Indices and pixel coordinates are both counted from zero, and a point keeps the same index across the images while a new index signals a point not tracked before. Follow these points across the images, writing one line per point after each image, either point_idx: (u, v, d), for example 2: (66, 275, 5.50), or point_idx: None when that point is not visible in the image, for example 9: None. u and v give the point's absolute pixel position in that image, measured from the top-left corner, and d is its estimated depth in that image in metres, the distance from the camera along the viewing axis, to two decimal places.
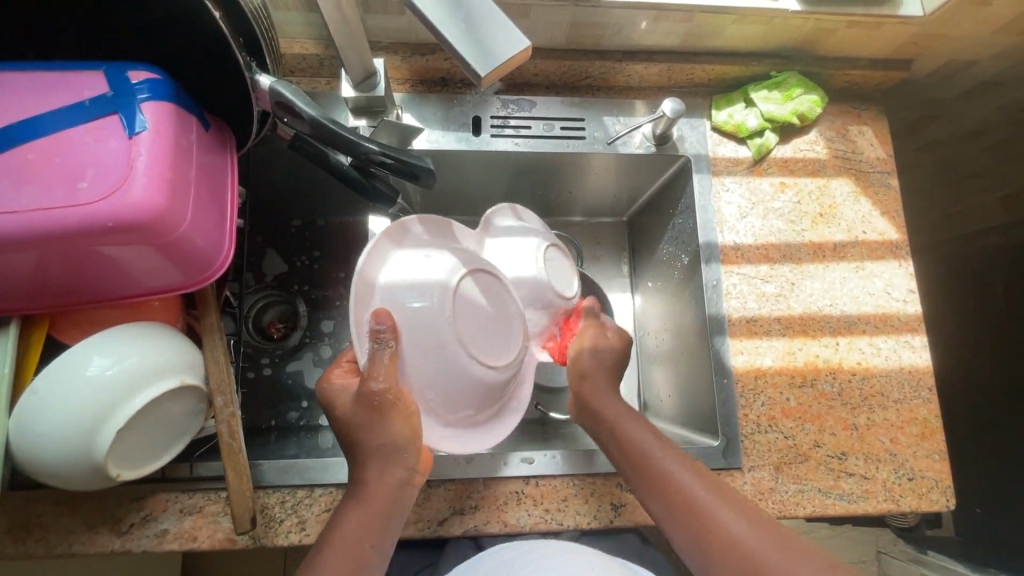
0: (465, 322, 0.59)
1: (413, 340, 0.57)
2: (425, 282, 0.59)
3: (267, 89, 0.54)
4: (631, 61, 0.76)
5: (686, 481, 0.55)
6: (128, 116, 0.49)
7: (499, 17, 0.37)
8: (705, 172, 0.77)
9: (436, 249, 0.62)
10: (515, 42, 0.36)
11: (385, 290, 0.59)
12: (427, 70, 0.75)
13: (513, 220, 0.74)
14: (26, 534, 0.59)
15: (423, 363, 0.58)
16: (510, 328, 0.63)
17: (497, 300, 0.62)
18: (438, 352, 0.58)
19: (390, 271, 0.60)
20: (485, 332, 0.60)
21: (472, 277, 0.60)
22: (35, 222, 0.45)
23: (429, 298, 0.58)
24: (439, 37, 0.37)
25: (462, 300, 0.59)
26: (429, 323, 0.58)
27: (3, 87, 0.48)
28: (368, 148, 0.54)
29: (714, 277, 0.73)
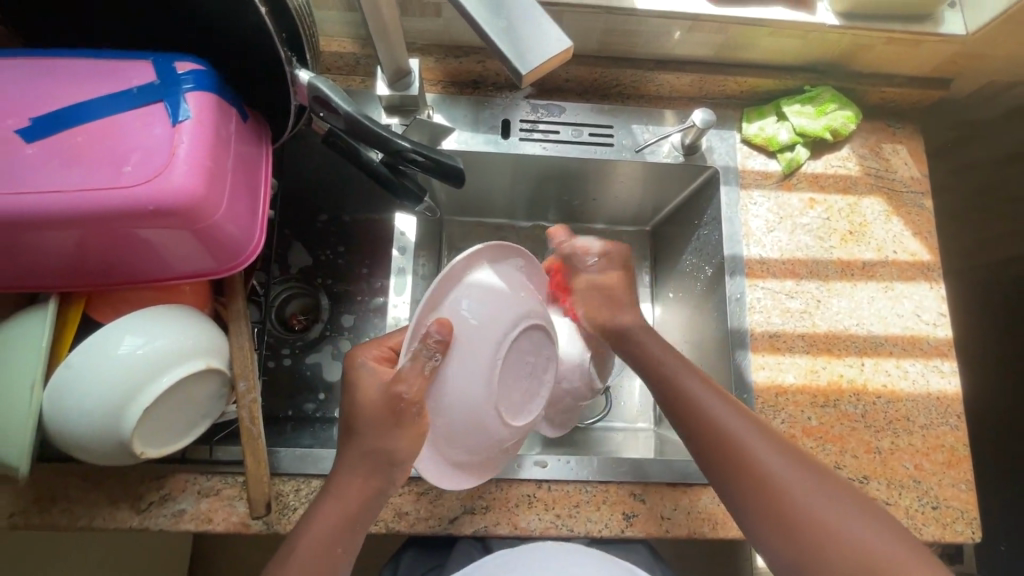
0: (511, 377, 0.59)
1: (468, 358, 0.55)
2: (505, 312, 0.58)
3: (305, 84, 0.55)
4: (663, 71, 0.76)
5: (719, 414, 0.59)
6: (172, 105, 0.50)
7: (539, 18, 0.37)
8: (733, 185, 0.76)
9: (523, 288, 0.62)
10: (558, 47, 0.37)
11: (468, 288, 0.57)
12: (460, 72, 0.76)
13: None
14: (51, 505, 0.60)
15: (466, 389, 0.55)
16: (533, 395, 0.63)
17: (539, 366, 0.63)
18: (480, 385, 0.56)
19: (485, 281, 0.58)
20: (518, 392, 0.61)
21: (536, 333, 0.61)
22: (79, 202, 0.47)
23: (499, 331, 0.57)
24: (481, 35, 0.37)
25: (518, 347, 0.59)
26: (490, 352, 0.56)
27: (59, 74, 0.50)
28: (401, 145, 0.55)
29: (738, 290, 0.72)
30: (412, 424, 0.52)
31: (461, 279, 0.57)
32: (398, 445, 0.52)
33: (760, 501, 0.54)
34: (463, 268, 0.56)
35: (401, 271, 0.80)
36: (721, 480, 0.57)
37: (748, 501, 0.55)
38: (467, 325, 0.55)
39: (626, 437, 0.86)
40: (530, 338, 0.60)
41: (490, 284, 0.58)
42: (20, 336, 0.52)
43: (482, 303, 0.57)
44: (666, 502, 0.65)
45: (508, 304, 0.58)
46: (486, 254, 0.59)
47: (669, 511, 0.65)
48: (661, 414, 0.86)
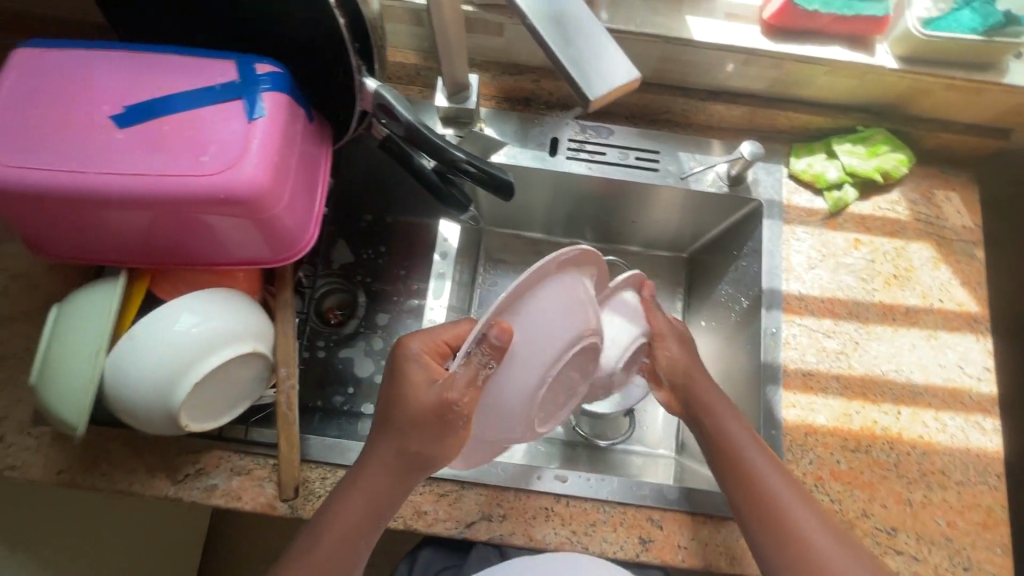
0: (552, 388, 0.59)
1: (517, 367, 0.55)
2: (568, 331, 0.56)
3: (371, 92, 0.58)
4: (714, 101, 0.77)
5: (758, 464, 0.60)
6: (250, 103, 0.54)
7: (609, 50, 0.39)
8: (776, 219, 0.76)
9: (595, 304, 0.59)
10: (627, 75, 0.39)
11: (542, 297, 0.54)
12: (514, 89, 0.78)
13: (632, 302, 0.67)
14: (94, 468, 0.64)
15: (508, 394, 0.56)
16: (564, 403, 0.64)
17: (581, 377, 0.63)
18: (519, 394, 0.56)
19: (561, 292, 0.55)
20: (553, 400, 0.61)
21: (590, 351, 0.60)
22: (161, 186, 0.51)
23: (556, 347, 0.56)
24: (553, 61, 0.39)
25: (567, 362, 0.58)
26: (540, 364, 0.56)
27: (150, 66, 0.54)
28: (456, 156, 0.58)
29: (774, 325, 0.72)
30: (456, 435, 0.55)
31: (540, 284, 0.54)
32: (432, 447, 0.55)
33: (774, 537, 0.58)
34: (542, 275, 0.54)
35: (441, 276, 0.82)
36: (754, 532, 0.59)
37: (780, 556, 0.57)
38: (524, 336, 0.54)
39: (646, 462, 0.85)
40: (583, 354, 0.59)
41: (565, 296, 0.56)
42: (90, 305, 0.55)
43: (548, 317, 0.55)
44: (684, 531, 0.65)
45: (577, 320, 0.56)
46: (572, 262, 0.56)
47: (686, 540, 0.64)
48: (683, 442, 0.86)
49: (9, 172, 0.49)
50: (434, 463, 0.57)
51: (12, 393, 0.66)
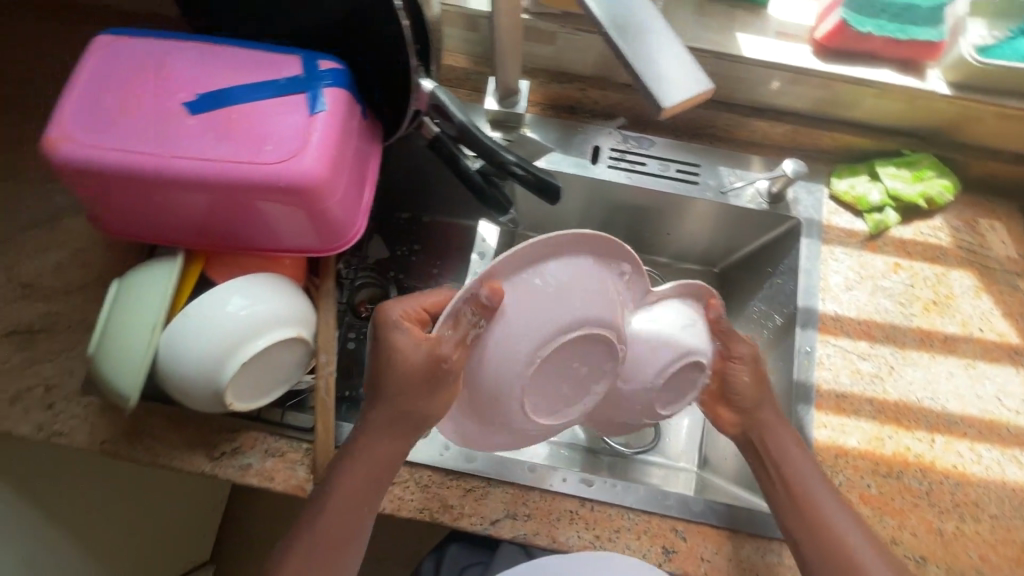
0: (549, 373, 0.58)
1: (511, 336, 0.55)
2: (570, 311, 0.55)
3: (427, 92, 0.60)
4: (759, 118, 0.78)
5: (805, 475, 0.62)
6: (313, 97, 0.56)
7: (687, 62, 0.40)
8: (815, 239, 0.76)
9: (613, 298, 0.58)
10: (686, 64, 0.40)
11: (552, 270, 0.55)
12: (559, 96, 0.78)
13: (683, 314, 0.63)
14: (137, 441, 0.66)
15: (499, 366, 0.56)
16: (567, 396, 0.62)
17: (588, 374, 0.61)
18: (511, 368, 0.56)
19: (573, 272, 0.56)
20: (553, 389, 0.60)
21: (598, 344, 0.58)
22: (225, 171, 0.53)
23: (554, 325, 0.55)
24: (633, 73, 0.40)
25: (571, 347, 0.57)
26: (537, 338, 0.55)
27: (220, 58, 0.57)
28: (506, 158, 0.59)
29: (809, 344, 0.71)
30: (445, 391, 0.57)
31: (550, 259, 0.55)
32: (430, 408, 0.58)
33: (820, 551, 0.59)
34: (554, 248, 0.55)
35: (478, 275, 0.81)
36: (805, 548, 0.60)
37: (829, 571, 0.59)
38: (521, 305, 0.55)
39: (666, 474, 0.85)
40: (588, 345, 0.58)
41: (576, 275, 0.56)
42: (149, 282, 0.58)
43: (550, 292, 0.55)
44: (708, 544, 0.65)
45: (583, 304, 0.56)
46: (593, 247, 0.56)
47: (709, 553, 0.64)
48: (706, 458, 0.86)
49: (85, 150, 0.52)
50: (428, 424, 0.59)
51: (64, 363, 0.69)
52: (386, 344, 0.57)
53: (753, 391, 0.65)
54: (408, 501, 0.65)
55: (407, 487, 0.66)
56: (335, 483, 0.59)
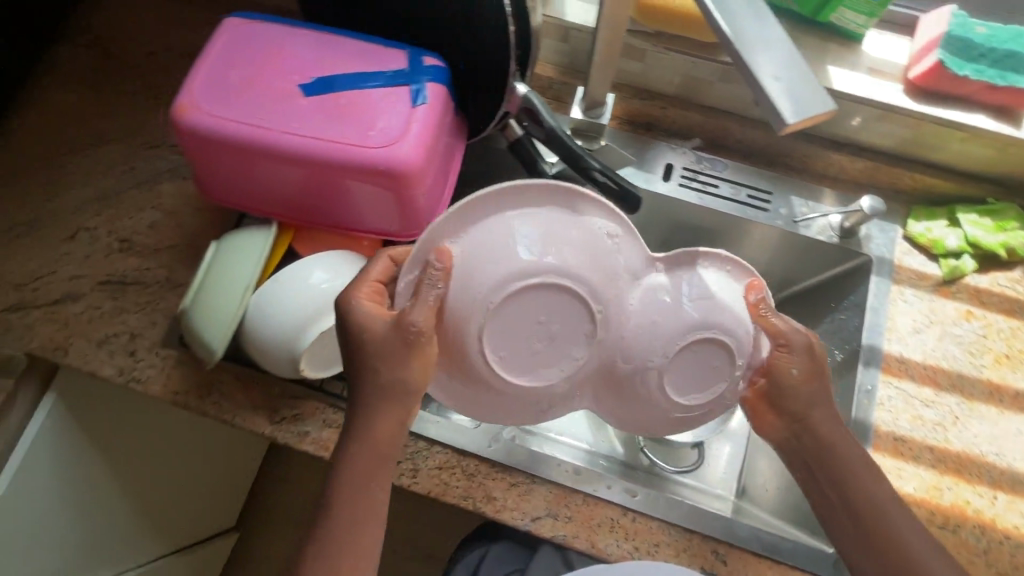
0: (519, 328, 0.54)
1: (472, 292, 0.53)
2: (530, 260, 0.53)
3: (521, 96, 0.62)
4: (838, 152, 0.77)
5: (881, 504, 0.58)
6: (416, 90, 0.59)
7: (815, 83, 0.40)
8: (885, 277, 0.75)
9: (582, 247, 0.54)
10: (788, 47, 0.41)
11: (503, 224, 0.54)
12: (639, 113, 0.80)
13: (697, 283, 0.57)
14: (207, 395, 0.70)
15: (464, 323, 0.54)
16: (550, 362, 0.56)
17: (569, 336, 0.55)
18: (477, 320, 0.53)
19: (528, 227, 0.53)
20: (531, 351, 0.55)
21: (571, 296, 0.54)
22: (330, 150, 0.56)
23: (515, 275, 0.53)
24: (759, 91, 0.40)
25: (535, 301, 0.53)
26: (494, 290, 0.53)
27: (333, 46, 0.60)
28: (591, 164, 0.61)
29: (870, 382, 0.70)
30: (421, 356, 0.54)
31: (499, 213, 0.54)
32: (405, 375, 0.54)
33: None
34: (503, 203, 0.54)
35: None
36: None
37: None
38: (476, 260, 0.53)
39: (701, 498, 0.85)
40: (559, 296, 0.54)
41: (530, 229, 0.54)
42: (244, 249, 0.62)
43: (506, 244, 0.53)
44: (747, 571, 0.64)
45: (541, 251, 0.53)
46: (545, 196, 0.54)
47: None
48: (744, 488, 0.85)
49: (211, 120, 0.56)
50: (406, 394, 0.55)
51: (149, 314, 0.74)
52: (349, 322, 0.55)
53: (819, 393, 0.59)
54: (453, 488, 0.67)
55: (454, 474, 0.67)
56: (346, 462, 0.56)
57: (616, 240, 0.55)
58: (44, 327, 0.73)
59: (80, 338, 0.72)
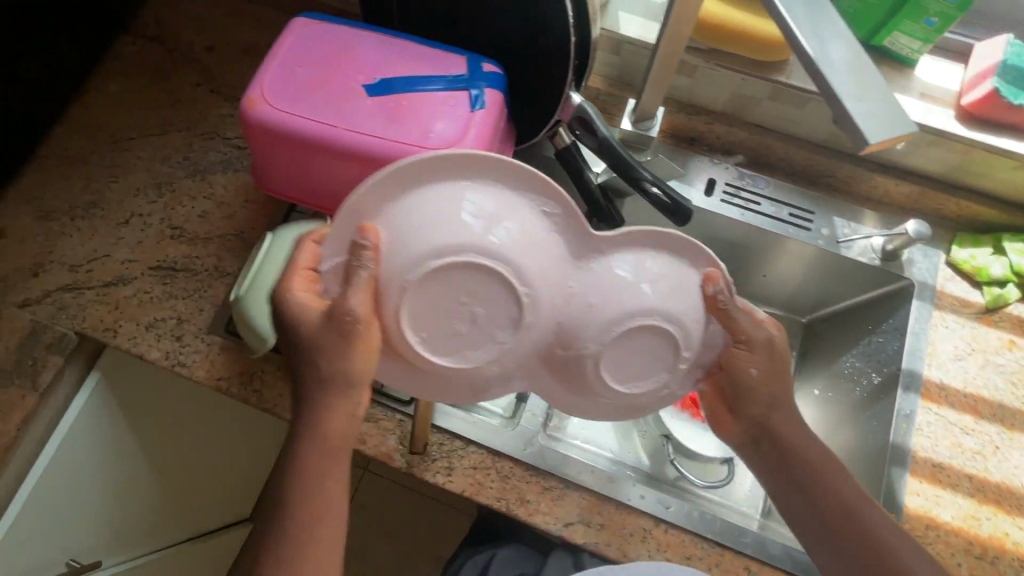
0: (453, 310, 0.48)
1: (402, 270, 0.47)
2: (459, 234, 0.47)
3: (575, 105, 0.64)
4: (883, 175, 0.77)
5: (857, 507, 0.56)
6: (475, 95, 0.61)
7: (889, 103, 0.41)
8: (927, 302, 0.74)
9: (512, 218, 0.48)
10: (858, 61, 0.41)
11: (430, 195, 0.48)
12: (683, 127, 0.80)
13: (643, 264, 0.50)
14: (249, 383, 0.72)
15: (396, 304, 0.48)
16: (479, 347, 0.50)
17: (507, 321, 0.49)
18: (406, 300, 0.48)
19: (462, 199, 0.47)
20: (470, 335, 0.49)
21: (505, 275, 0.47)
22: (388, 148, 0.58)
23: (443, 252, 0.47)
24: (833, 103, 0.40)
25: (464, 278, 0.47)
26: (416, 265, 0.47)
27: (395, 49, 0.62)
28: (642, 175, 0.61)
29: (909, 407, 0.70)
30: (356, 342, 0.48)
31: (428, 183, 0.48)
32: (347, 365, 0.49)
33: None
34: (430, 172, 0.47)
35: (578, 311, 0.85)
36: None
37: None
38: (404, 236, 0.47)
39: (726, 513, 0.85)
40: (494, 274, 0.47)
41: (468, 203, 0.47)
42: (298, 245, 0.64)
43: (434, 216, 0.47)
44: None
45: (471, 224, 0.47)
46: (475, 164, 0.48)
47: None
48: (771, 507, 0.85)
49: (276, 115, 0.58)
50: (348, 384, 0.50)
51: (196, 301, 0.75)
52: (281, 315, 0.49)
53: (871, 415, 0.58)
54: (487, 488, 0.67)
55: (489, 474, 0.68)
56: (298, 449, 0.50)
57: (548, 211, 0.49)
58: (95, 307, 0.75)
59: (129, 320, 0.74)
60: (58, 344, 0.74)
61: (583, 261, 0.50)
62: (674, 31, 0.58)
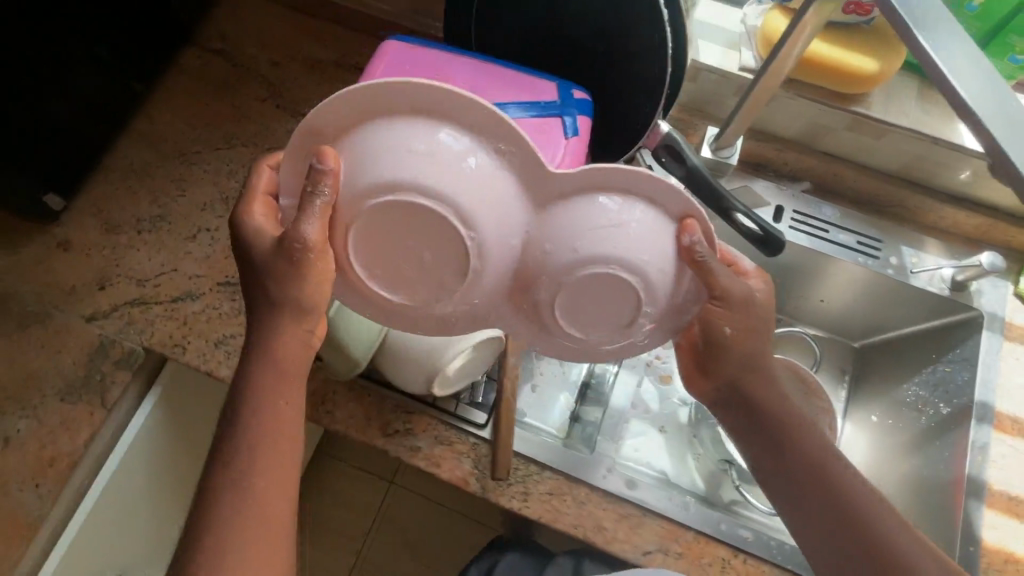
0: (393, 245, 0.48)
1: (349, 199, 0.47)
2: (406, 172, 0.45)
3: (664, 133, 0.63)
4: (953, 205, 0.78)
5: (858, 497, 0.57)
6: (567, 121, 0.60)
7: None
8: (997, 333, 0.75)
9: (469, 165, 0.45)
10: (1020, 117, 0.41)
11: (392, 125, 0.45)
12: (755, 153, 0.80)
13: (619, 210, 0.47)
14: (322, 404, 0.70)
15: (344, 231, 0.49)
16: (421, 283, 0.50)
17: (448, 263, 0.48)
18: (353, 232, 0.48)
19: (426, 134, 0.45)
20: (410, 271, 0.50)
21: (448, 221, 0.46)
22: None
23: (386, 187, 0.45)
24: None
25: (408, 219, 0.47)
26: (368, 198, 0.46)
27: (487, 73, 0.62)
28: (733, 204, 0.61)
29: (983, 439, 0.70)
30: (306, 273, 0.49)
31: (393, 112, 0.45)
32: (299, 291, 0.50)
33: None
34: (394, 100, 0.45)
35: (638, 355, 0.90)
36: None
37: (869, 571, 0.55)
38: (355, 162, 0.46)
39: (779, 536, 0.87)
40: (435, 220, 0.46)
41: (431, 143, 0.45)
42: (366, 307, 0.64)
43: (389, 147, 0.45)
44: None
45: (421, 167, 0.45)
46: (443, 100, 0.44)
47: None
48: None
49: None
50: (304, 309, 0.52)
51: None
52: (238, 236, 0.52)
53: None
54: (564, 514, 0.67)
55: (565, 500, 0.68)
56: (248, 373, 0.52)
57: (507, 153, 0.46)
58: (163, 322, 0.74)
59: (198, 336, 0.74)
60: (125, 359, 0.73)
61: (547, 204, 0.47)
62: (776, 67, 0.58)
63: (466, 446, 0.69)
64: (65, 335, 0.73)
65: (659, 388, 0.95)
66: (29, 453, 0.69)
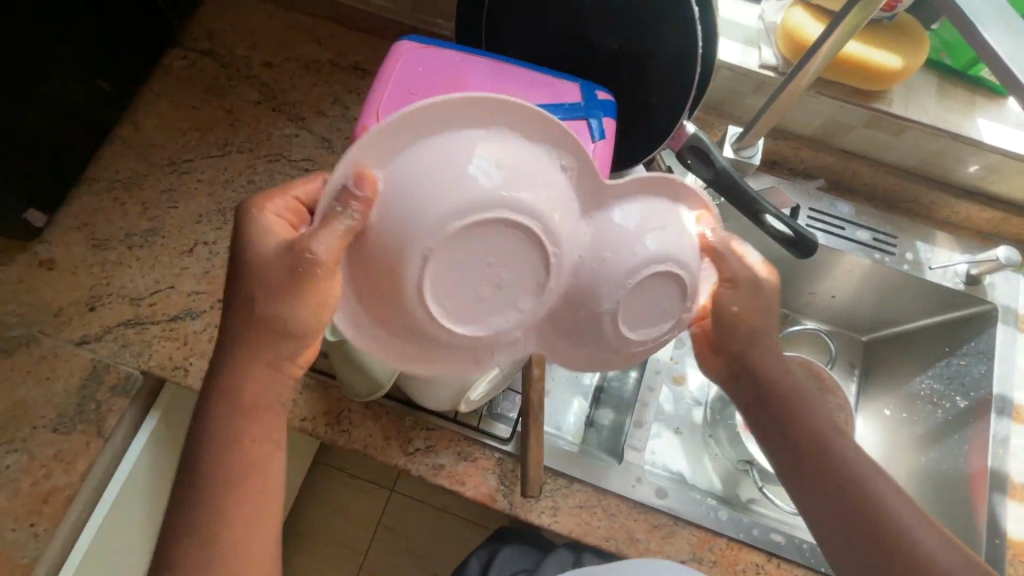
0: (461, 270, 0.42)
1: (402, 225, 0.41)
2: (469, 186, 0.40)
3: (690, 134, 0.61)
4: (966, 200, 0.78)
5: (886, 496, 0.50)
6: (593, 125, 0.57)
7: None
8: (1011, 325, 0.75)
9: (531, 170, 0.42)
10: None
11: (440, 143, 0.41)
12: (771, 151, 0.80)
13: (650, 209, 0.45)
14: (337, 424, 0.67)
15: (389, 263, 0.42)
16: (492, 311, 0.44)
17: (523, 284, 0.43)
18: (410, 260, 0.41)
19: (471, 145, 0.41)
20: (481, 299, 0.43)
21: (521, 232, 0.41)
22: None
23: (452, 203, 0.40)
24: None
25: (479, 237, 0.41)
26: (424, 220, 0.40)
27: (506, 74, 0.58)
28: (764, 206, 0.60)
29: (1004, 432, 0.71)
30: (308, 291, 0.44)
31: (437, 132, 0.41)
32: (299, 313, 0.45)
33: None
34: (436, 117, 0.41)
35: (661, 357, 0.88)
36: None
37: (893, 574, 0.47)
38: (404, 187, 0.41)
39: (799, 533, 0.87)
40: (511, 233, 0.41)
41: (486, 154, 0.41)
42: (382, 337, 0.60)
43: (443, 166, 0.40)
44: None
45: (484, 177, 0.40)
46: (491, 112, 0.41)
47: None
48: None
49: None
50: (299, 332, 0.46)
51: None
52: (246, 235, 0.46)
53: None
54: (595, 528, 0.65)
55: (596, 513, 0.66)
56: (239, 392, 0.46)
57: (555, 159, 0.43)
58: (163, 344, 0.70)
59: (200, 358, 0.69)
60: (122, 385, 0.68)
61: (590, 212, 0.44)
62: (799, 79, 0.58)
63: (491, 462, 0.67)
64: (54, 362, 0.68)
65: (671, 388, 0.92)
66: (20, 489, 0.64)
